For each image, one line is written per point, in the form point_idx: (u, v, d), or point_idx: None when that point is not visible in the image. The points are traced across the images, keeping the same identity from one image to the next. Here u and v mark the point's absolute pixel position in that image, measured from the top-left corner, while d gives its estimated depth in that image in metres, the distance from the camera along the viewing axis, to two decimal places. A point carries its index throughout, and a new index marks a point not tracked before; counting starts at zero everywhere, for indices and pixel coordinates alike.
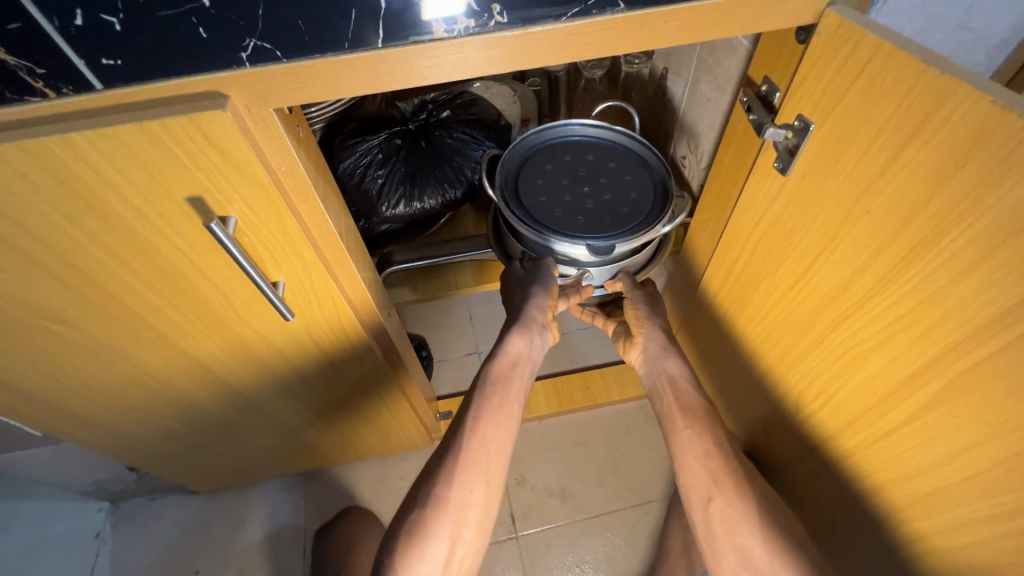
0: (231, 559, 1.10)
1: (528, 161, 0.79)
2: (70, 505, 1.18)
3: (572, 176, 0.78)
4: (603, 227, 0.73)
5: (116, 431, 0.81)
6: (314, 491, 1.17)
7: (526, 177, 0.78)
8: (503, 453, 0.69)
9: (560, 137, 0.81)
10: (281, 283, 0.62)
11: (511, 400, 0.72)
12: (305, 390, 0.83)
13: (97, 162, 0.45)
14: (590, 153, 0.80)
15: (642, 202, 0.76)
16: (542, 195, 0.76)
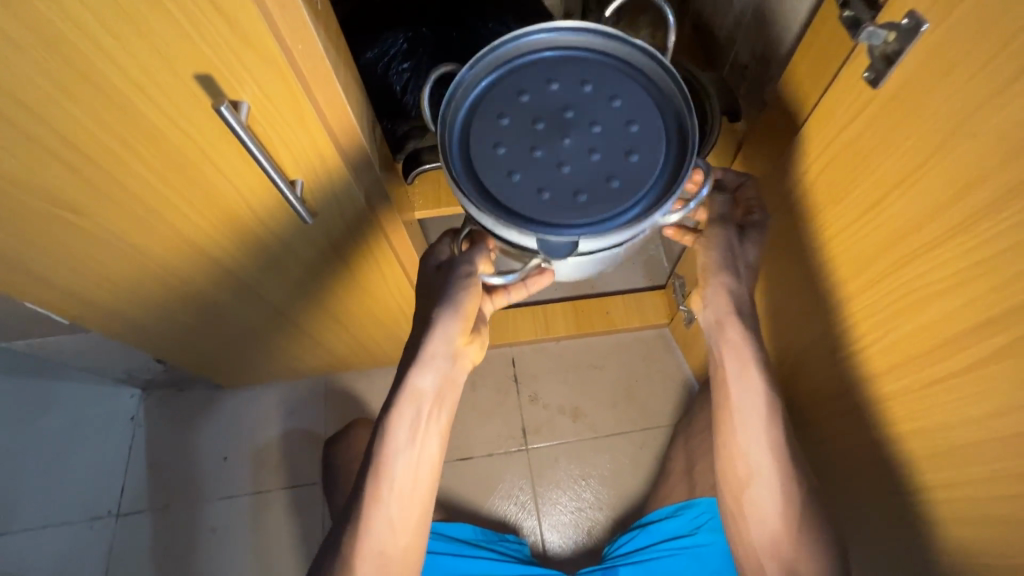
0: (258, 448, 1.17)
1: (492, 91, 0.55)
2: (104, 389, 1.24)
3: (552, 120, 0.53)
4: (575, 209, 0.51)
5: (140, 324, 0.82)
6: (333, 391, 1.21)
7: (484, 116, 0.54)
8: (427, 457, 0.70)
9: (546, 54, 0.55)
10: (299, 181, 0.59)
11: (417, 433, 0.68)
12: (323, 291, 0.83)
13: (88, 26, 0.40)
14: (584, 82, 0.54)
15: (642, 171, 0.52)
16: (501, 150, 0.53)
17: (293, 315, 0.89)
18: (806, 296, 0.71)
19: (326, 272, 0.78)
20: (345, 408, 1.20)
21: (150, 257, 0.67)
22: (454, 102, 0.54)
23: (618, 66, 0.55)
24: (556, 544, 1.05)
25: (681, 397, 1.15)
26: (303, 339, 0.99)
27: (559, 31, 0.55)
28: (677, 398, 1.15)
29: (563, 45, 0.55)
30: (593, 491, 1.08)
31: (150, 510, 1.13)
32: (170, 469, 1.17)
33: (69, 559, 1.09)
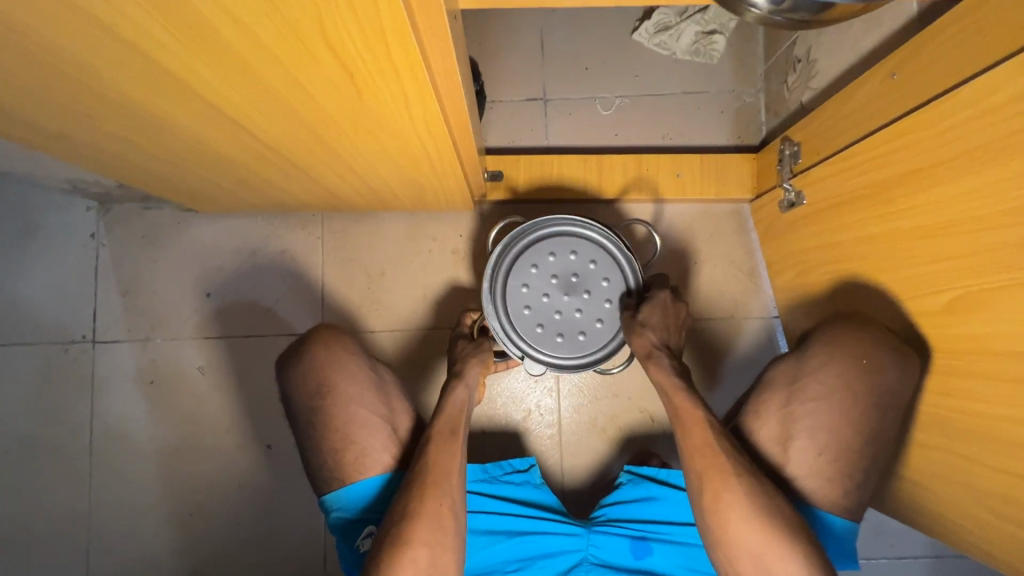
0: (244, 289, 1.02)
1: (533, 245, 0.76)
2: (52, 196, 1.02)
3: (564, 276, 0.75)
4: (551, 345, 0.75)
5: (54, 117, 0.57)
6: (332, 233, 1.02)
7: (522, 263, 0.75)
8: (453, 550, 0.62)
9: (573, 231, 0.76)
10: None
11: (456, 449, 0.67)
12: (317, 113, 0.57)
13: None
14: (590, 262, 0.75)
15: (601, 336, 0.75)
16: (523, 286, 0.75)
17: (276, 138, 0.64)
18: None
19: (317, 87, 0.51)
20: (346, 255, 1.01)
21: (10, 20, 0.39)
22: (508, 246, 0.76)
23: (618, 262, 0.75)
24: (570, 430, 0.97)
25: (752, 333, 0.98)
26: (292, 171, 0.75)
27: (588, 223, 0.75)
28: (749, 331, 0.98)
29: (585, 236, 0.76)
30: (618, 379, 0.98)
31: (128, 340, 1.01)
32: (145, 299, 1.02)
33: (46, 381, 1.00)
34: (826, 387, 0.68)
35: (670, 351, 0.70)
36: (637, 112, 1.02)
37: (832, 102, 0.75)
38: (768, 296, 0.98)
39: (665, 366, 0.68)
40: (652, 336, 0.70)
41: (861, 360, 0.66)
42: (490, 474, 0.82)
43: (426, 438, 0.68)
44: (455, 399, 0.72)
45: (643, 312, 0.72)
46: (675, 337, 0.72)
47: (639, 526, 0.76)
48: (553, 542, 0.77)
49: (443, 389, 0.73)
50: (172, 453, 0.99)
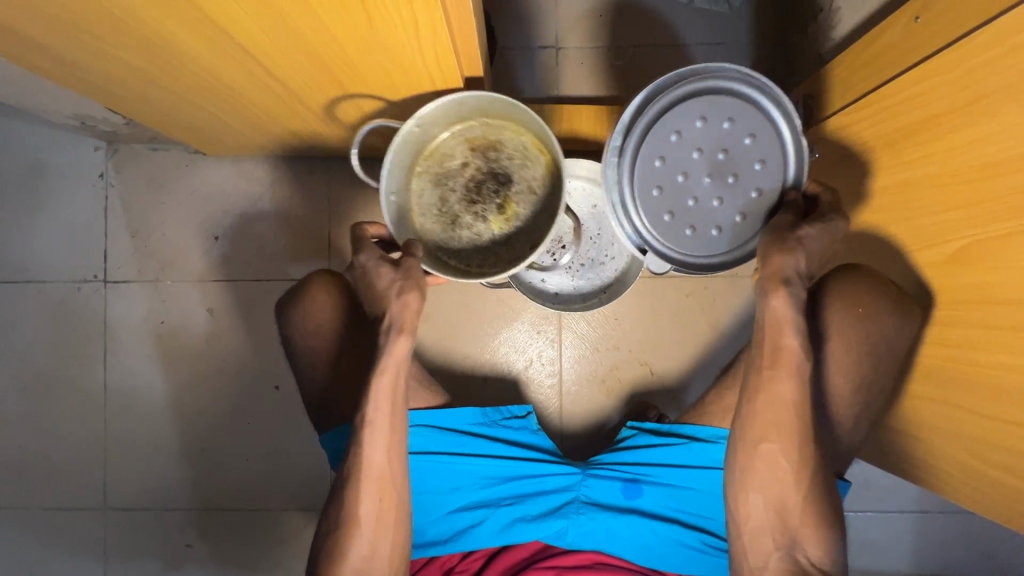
0: (252, 232, 1.02)
1: (679, 106, 0.62)
2: (60, 135, 1.02)
3: (713, 147, 0.62)
4: (677, 239, 0.64)
5: (64, 39, 0.57)
6: (339, 179, 1.01)
7: (661, 129, 0.63)
8: (399, 520, 0.67)
9: (732, 91, 0.62)
10: None
11: (381, 409, 0.64)
12: (329, 47, 0.57)
13: None
14: (748, 134, 0.62)
15: (742, 236, 0.63)
16: (652, 162, 0.64)
17: (284, 72, 0.64)
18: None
19: (325, 8, 0.50)
20: (352, 202, 1.01)
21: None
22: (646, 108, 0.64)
23: (777, 142, 0.62)
24: (571, 380, 0.99)
25: None
26: (302, 109, 0.75)
27: (754, 82, 0.61)
28: None
29: (750, 96, 0.62)
30: (620, 332, 0.99)
31: (139, 281, 1.03)
32: (155, 241, 1.03)
33: (61, 317, 1.03)
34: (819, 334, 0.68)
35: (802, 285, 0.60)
36: (651, 61, 0.99)
37: (852, 47, 0.72)
38: None
39: (791, 297, 0.60)
40: (801, 261, 0.59)
41: (856, 309, 0.66)
42: (489, 417, 0.82)
43: (362, 412, 0.65)
44: (390, 359, 0.64)
45: (806, 231, 0.59)
46: (816, 267, 0.61)
47: (633, 469, 0.78)
48: (548, 482, 0.80)
49: (378, 339, 0.65)
50: (184, 390, 1.03)
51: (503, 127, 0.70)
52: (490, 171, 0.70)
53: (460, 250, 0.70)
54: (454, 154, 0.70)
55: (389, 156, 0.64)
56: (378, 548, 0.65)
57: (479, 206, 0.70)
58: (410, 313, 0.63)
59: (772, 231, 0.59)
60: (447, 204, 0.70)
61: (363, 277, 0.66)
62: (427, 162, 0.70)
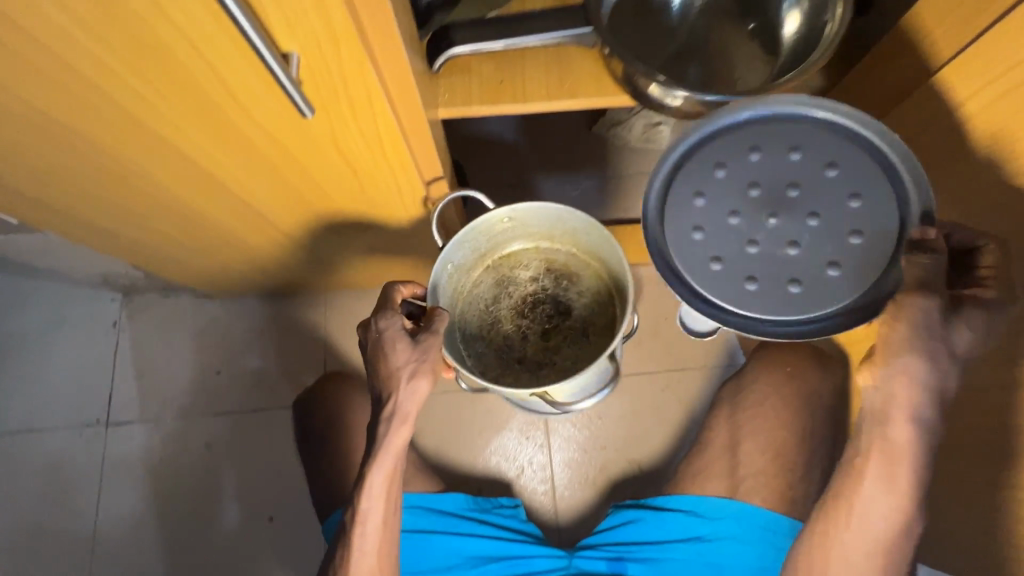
0: (254, 364, 1.09)
1: (681, 166, 0.55)
2: (82, 291, 1.13)
3: (773, 203, 0.53)
4: (700, 271, 0.53)
5: (104, 220, 0.70)
6: (335, 310, 1.11)
7: (688, 169, 0.55)
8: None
9: (738, 117, 0.55)
10: (294, 57, 0.43)
11: (374, 505, 0.65)
12: (326, 205, 0.70)
13: None
14: (796, 151, 0.54)
15: (849, 282, 0.51)
16: (746, 161, 0.54)
17: (288, 227, 0.76)
18: None
19: (324, 173, 0.62)
20: (346, 330, 1.10)
21: (100, 132, 0.51)
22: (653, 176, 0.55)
23: (836, 131, 0.54)
24: (563, 485, 1.01)
25: None
26: (302, 254, 0.87)
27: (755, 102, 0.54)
28: None
29: (755, 113, 0.55)
30: (608, 430, 1.03)
31: (141, 420, 1.07)
32: (159, 380, 1.09)
33: (60, 463, 1.05)
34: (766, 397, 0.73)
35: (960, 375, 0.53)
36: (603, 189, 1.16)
37: None
38: (738, 355, 1.04)
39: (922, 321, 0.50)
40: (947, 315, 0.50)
41: (785, 368, 0.73)
42: (479, 505, 0.82)
43: (359, 490, 0.65)
44: (390, 450, 0.63)
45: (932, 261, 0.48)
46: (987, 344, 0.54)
47: (616, 545, 0.73)
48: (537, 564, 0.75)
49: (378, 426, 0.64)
50: (174, 530, 1.01)
51: (585, 264, 0.76)
52: (553, 295, 0.77)
53: (484, 352, 0.74)
54: (527, 265, 0.77)
55: (469, 234, 0.70)
56: None
57: (526, 319, 0.76)
58: (416, 400, 0.62)
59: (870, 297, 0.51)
60: (498, 305, 0.76)
61: (378, 346, 0.63)
62: (500, 261, 0.77)
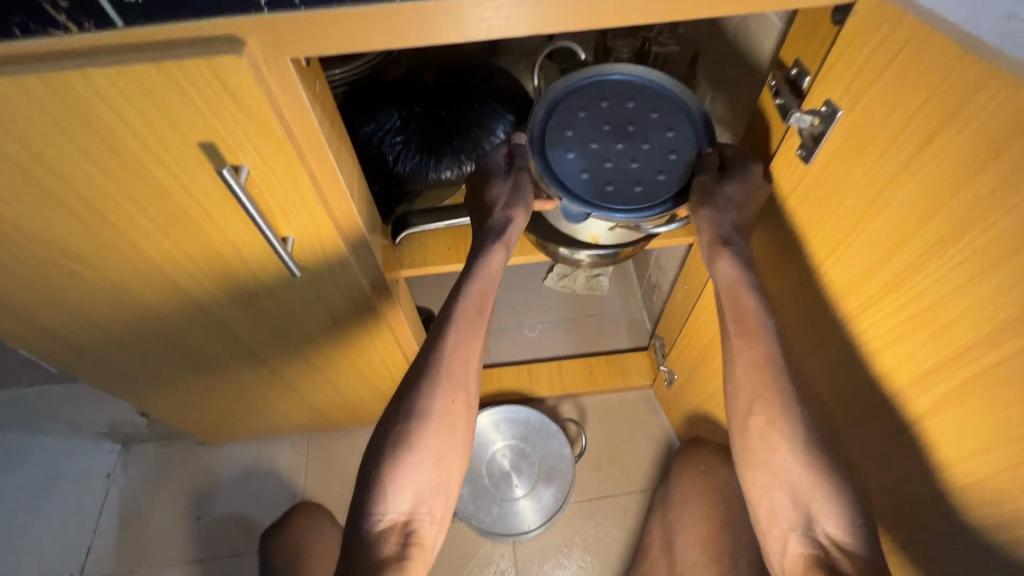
0: (235, 508, 1.14)
1: (552, 116, 0.64)
2: (84, 444, 1.22)
3: (617, 134, 0.63)
4: (597, 195, 0.60)
5: (124, 371, 0.84)
6: (317, 449, 1.20)
7: (554, 127, 0.63)
8: (456, 449, 0.64)
9: (595, 81, 0.66)
10: (290, 239, 0.61)
11: (472, 343, 0.65)
12: (311, 350, 0.85)
13: (113, 115, 0.45)
14: (630, 99, 0.65)
15: (677, 185, 0.61)
16: (599, 108, 0.64)
17: (277, 369, 0.90)
18: None
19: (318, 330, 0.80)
20: (326, 469, 1.17)
21: (152, 312, 0.70)
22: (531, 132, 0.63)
23: (651, 86, 0.66)
24: None
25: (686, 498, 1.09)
26: (289, 397, 1.00)
27: (602, 70, 0.66)
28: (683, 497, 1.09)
29: (606, 73, 0.66)
30: (577, 558, 1.04)
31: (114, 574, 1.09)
32: (141, 530, 1.13)
33: None
34: (687, 496, 0.85)
35: (741, 237, 0.59)
36: (558, 330, 1.32)
37: (669, 303, 1.06)
38: (677, 445, 1.15)
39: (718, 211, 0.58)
40: (733, 215, 0.59)
41: (701, 469, 0.86)
42: None
43: (446, 320, 0.63)
44: (497, 261, 0.65)
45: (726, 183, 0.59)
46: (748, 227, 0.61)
47: None
48: None
49: (488, 238, 0.65)
50: None
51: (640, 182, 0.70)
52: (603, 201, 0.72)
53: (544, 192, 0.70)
54: None
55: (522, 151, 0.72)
56: (433, 523, 0.62)
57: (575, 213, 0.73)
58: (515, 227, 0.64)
59: (697, 190, 0.59)
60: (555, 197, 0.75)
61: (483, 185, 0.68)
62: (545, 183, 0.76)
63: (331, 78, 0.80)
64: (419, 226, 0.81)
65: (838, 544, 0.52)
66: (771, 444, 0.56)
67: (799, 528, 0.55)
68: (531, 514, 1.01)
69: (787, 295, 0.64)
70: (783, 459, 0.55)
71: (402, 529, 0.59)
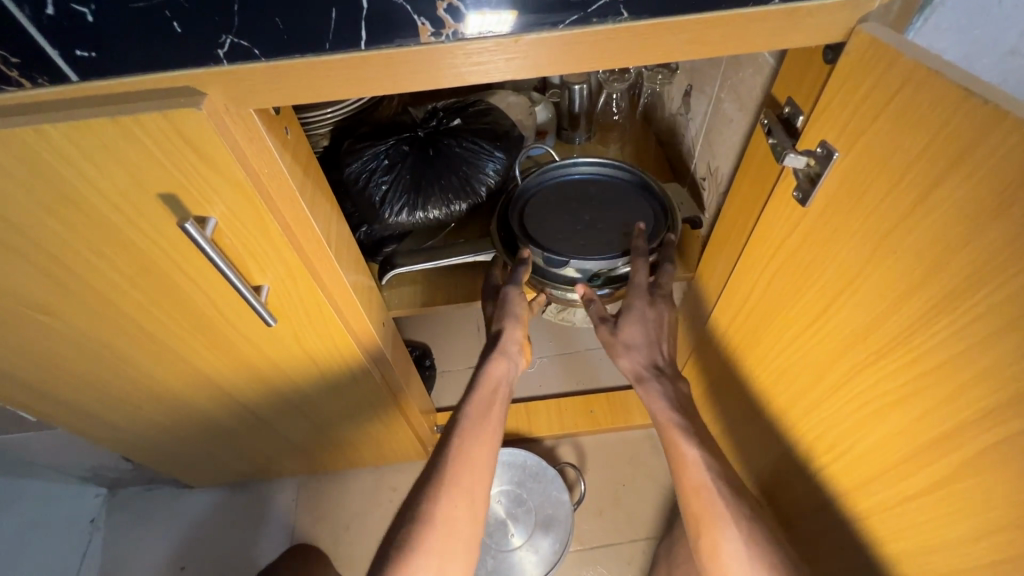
0: (220, 558, 1.09)
1: (530, 205, 0.79)
2: (69, 488, 1.19)
3: (582, 214, 0.79)
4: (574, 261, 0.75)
5: (102, 420, 0.81)
6: (307, 494, 1.15)
7: (532, 212, 0.79)
8: (466, 554, 0.59)
9: (564, 173, 0.82)
10: (264, 288, 0.58)
11: (491, 425, 0.67)
12: (295, 396, 0.82)
13: (69, 170, 0.43)
14: (591, 186, 0.81)
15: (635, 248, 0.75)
16: (567, 194, 0.80)
17: (260, 415, 0.87)
18: (771, 408, 0.69)
19: (301, 378, 0.77)
20: (316, 516, 1.12)
21: (127, 362, 0.67)
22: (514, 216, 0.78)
23: (609, 173, 0.81)
24: None
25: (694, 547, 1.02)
26: (275, 443, 0.97)
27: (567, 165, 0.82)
28: None
29: (569, 171, 0.82)
30: None
31: None
32: None
33: None
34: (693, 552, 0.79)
35: (663, 374, 0.69)
36: (558, 366, 1.28)
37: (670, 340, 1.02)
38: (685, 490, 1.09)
39: (632, 356, 0.70)
40: (638, 357, 0.70)
41: None
42: None
43: (459, 417, 0.67)
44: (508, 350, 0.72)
45: (619, 330, 0.70)
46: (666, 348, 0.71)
47: None
48: None
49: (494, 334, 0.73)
50: None
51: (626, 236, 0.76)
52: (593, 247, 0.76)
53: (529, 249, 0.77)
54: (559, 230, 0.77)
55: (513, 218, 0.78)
56: None
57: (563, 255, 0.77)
58: (513, 341, 0.73)
59: (605, 348, 0.72)
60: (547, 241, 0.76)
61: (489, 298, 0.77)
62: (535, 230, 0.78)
63: (317, 117, 0.79)
64: (406, 267, 0.79)
65: None
66: (715, 528, 0.59)
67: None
68: (531, 566, 0.94)
69: (791, 340, 0.60)
70: (727, 540, 0.58)
71: None
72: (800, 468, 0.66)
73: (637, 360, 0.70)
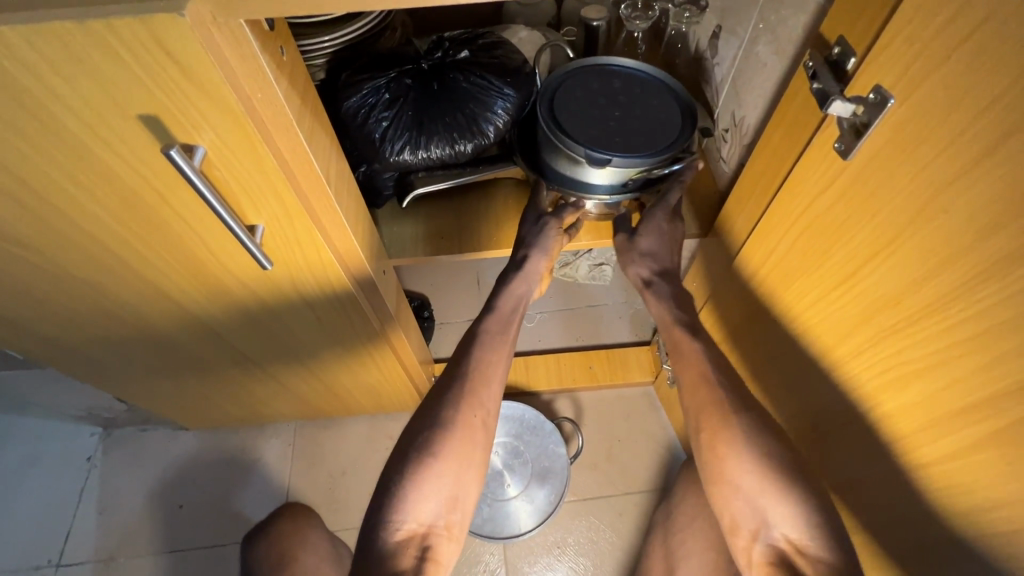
0: (217, 496, 1.11)
1: (554, 98, 0.73)
2: (63, 427, 1.18)
3: (609, 111, 0.72)
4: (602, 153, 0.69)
5: (91, 360, 0.78)
6: (304, 439, 1.15)
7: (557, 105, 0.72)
8: (478, 466, 0.62)
9: (589, 67, 0.76)
10: (259, 228, 0.54)
11: (508, 342, 0.67)
12: (291, 343, 0.79)
13: (35, 84, 0.38)
14: (618, 83, 0.75)
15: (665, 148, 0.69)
16: (593, 89, 0.74)
17: (255, 360, 0.85)
18: (781, 371, 0.67)
19: (298, 324, 0.74)
20: (313, 460, 1.13)
21: (115, 301, 0.64)
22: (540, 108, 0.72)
23: (639, 73, 0.76)
24: None
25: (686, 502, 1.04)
26: (270, 388, 0.95)
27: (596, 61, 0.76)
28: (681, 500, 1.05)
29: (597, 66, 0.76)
30: (574, 559, 1.00)
31: (93, 562, 1.06)
32: (121, 517, 1.09)
33: None
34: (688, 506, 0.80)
35: (667, 279, 0.69)
36: (558, 322, 1.26)
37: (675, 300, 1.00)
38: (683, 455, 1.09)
39: (648, 261, 0.69)
40: (649, 264, 0.69)
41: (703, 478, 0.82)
42: None
43: (477, 331, 0.67)
44: (532, 272, 0.70)
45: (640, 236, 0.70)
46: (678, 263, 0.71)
47: None
48: None
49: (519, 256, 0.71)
50: None
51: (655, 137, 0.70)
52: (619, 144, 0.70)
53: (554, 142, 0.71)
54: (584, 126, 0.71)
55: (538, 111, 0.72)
56: (465, 509, 0.61)
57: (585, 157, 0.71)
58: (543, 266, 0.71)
59: (620, 248, 0.72)
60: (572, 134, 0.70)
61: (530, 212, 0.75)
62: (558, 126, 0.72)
63: (312, 43, 0.72)
64: (424, 186, 0.79)
65: (799, 550, 0.53)
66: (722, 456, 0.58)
67: (760, 542, 0.55)
68: (527, 515, 0.96)
69: (813, 302, 0.58)
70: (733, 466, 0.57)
71: (428, 511, 0.58)
72: (807, 431, 0.65)
73: (652, 266, 0.69)
